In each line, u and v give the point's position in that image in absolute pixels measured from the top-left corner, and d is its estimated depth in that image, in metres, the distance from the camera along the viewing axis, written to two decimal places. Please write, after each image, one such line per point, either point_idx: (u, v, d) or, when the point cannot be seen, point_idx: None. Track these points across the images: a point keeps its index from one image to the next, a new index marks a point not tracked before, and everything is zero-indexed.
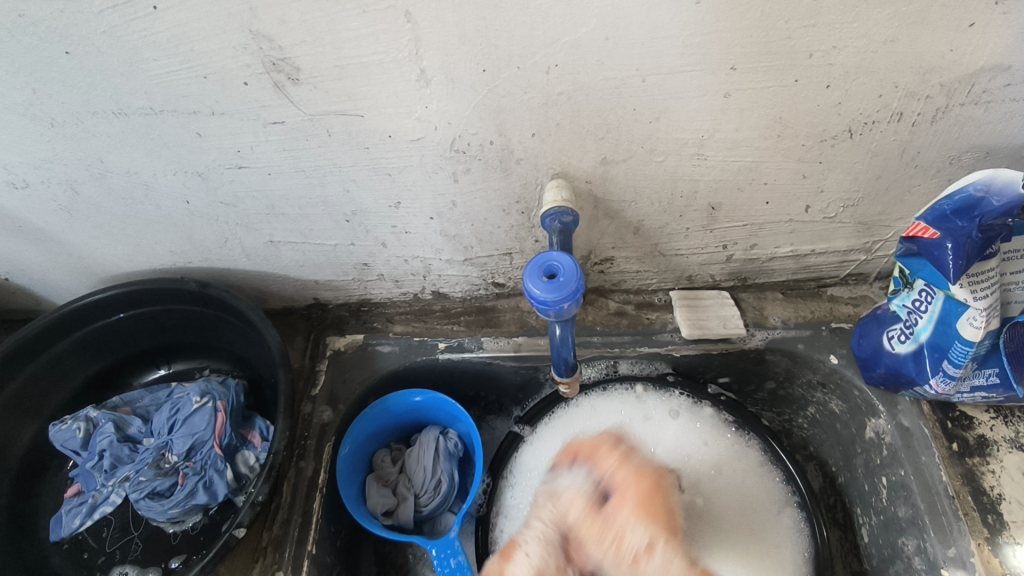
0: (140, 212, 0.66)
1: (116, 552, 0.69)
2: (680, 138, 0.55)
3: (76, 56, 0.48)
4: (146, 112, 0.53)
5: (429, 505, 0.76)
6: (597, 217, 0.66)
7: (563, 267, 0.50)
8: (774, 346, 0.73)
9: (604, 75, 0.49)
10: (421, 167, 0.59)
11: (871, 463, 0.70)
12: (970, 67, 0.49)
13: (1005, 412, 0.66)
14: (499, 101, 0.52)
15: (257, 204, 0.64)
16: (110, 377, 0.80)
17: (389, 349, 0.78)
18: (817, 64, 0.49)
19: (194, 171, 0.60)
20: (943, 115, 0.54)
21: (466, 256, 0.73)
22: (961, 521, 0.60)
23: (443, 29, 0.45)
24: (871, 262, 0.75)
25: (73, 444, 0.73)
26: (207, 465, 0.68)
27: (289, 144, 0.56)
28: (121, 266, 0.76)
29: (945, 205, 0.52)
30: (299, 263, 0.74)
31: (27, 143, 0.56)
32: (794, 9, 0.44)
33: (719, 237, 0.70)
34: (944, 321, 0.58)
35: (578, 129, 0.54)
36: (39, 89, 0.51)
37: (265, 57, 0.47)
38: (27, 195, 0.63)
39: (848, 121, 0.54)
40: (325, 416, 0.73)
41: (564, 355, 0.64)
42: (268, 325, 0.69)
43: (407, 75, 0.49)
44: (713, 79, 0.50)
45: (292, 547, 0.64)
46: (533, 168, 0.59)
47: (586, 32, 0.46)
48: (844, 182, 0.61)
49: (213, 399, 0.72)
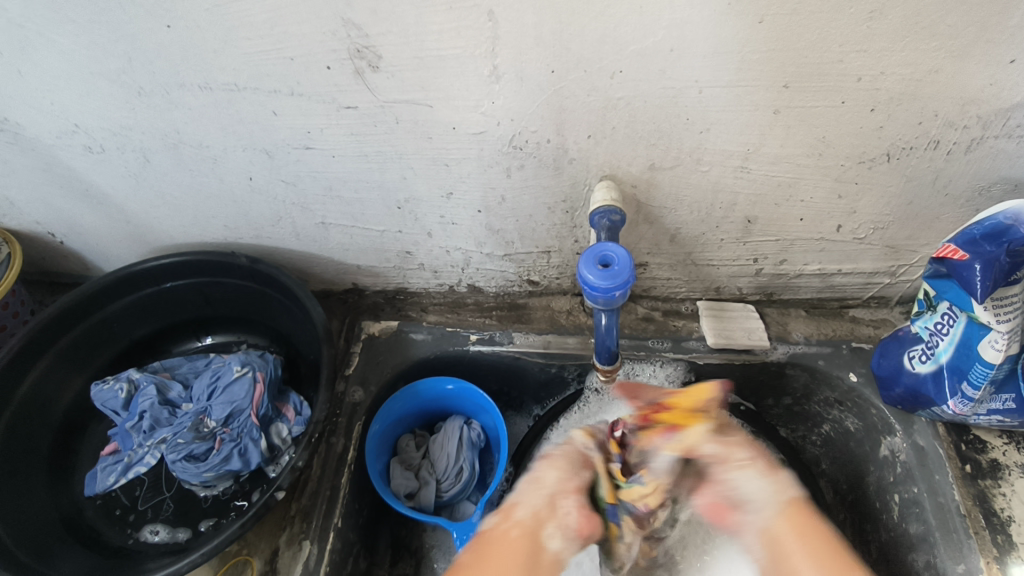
0: (204, 185, 0.69)
1: (148, 511, 0.72)
2: (726, 149, 0.59)
3: (176, 30, 0.51)
4: (229, 88, 0.56)
5: (450, 491, 0.78)
6: (637, 222, 0.69)
7: (618, 258, 0.53)
8: (795, 361, 0.76)
9: (664, 84, 0.53)
10: (478, 160, 0.62)
11: (883, 481, 0.72)
12: (1006, 102, 0.53)
13: (1018, 438, 0.68)
14: (562, 102, 0.55)
15: (317, 185, 0.67)
16: (153, 343, 0.83)
17: (422, 338, 0.80)
18: (864, 88, 0.52)
19: (263, 148, 0.63)
20: (977, 146, 0.57)
21: (505, 251, 0.76)
22: (972, 539, 0.62)
23: (521, 30, 0.49)
24: (894, 286, 0.77)
25: (113, 404, 0.75)
26: (243, 434, 0.71)
27: (357, 129, 0.60)
28: (174, 237, 0.79)
29: (975, 230, 0.55)
30: (345, 246, 0.77)
31: (111, 108, 0.60)
32: (848, 34, 0.48)
33: (751, 250, 0.73)
34: (966, 344, 0.61)
35: (634, 135, 0.58)
36: (136, 58, 0.54)
37: (351, 44, 0.51)
38: (100, 160, 0.66)
39: (887, 145, 0.58)
40: (357, 395, 0.76)
41: (608, 344, 0.66)
42: (315, 302, 0.72)
43: (480, 71, 0.52)
44: (766, 96, 0.53)
45: (320, 518, 0.67)
46: (584, 169, 0.62)
47: (654, 41, 0.49)
48: (877, 205, 0.65)
49: (253, 369, 0.75)
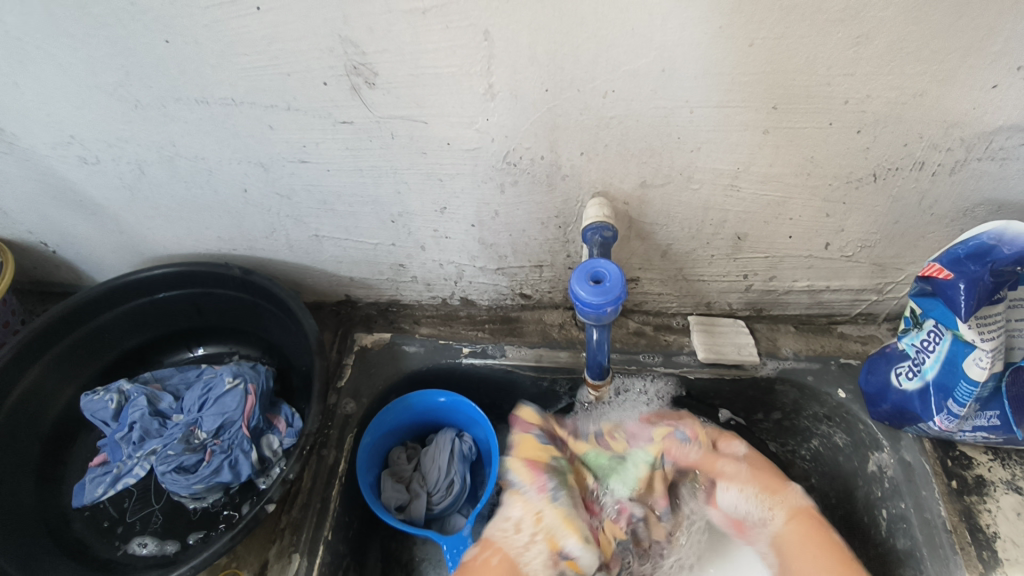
0: (199, 197, 0.69)
1: (136, 523, 0.72)
2: (716, 168, 0.60)
3: (175, 45, 0.52)
4: (227, 102, 0.57)
5: (440, 504, 0.78)
6: (629, 238, 0.70)
7: (609, 274, 0.54)
8: (784, 376, 0.76)
9: (655, 104, 0.53)
10: (472, 175, 0.63)
11: (871, 496, 0.72)
12: (988, 126, 0.54)
13: (1002, 454, 0.69)
14: (555, 120, 0.56)
15: (312, 198, 0.68)
16: (144, 354, 0.83)
17: (414, 350, 0.81)
18: (851, 110, 0.53)
19: (258, 161, 0.63)
20: (961, 167, 0.58)
21: (498, 265, 0.76)
22: (958, 555, 0.62)
23: (516, 50, 0.50)
24: (882, 303, 0.78)
25: (103, 414, 0.75)
26: (234, 445, 0.71)
27: (352, 144, 0.60)
28: (167, 248, 0.79)
29: (959, 250, 0.56)
30: (338, 258, 0.78)
31: (107, 121, 0.60)
32: (835, 58, 0.49)
33: (740, 266, 0.74)
34: (951, 362, 0.61)
35: (625, 154, 0.59)
36: (134, 72, 0.55)
37: (348, 61, 0.52)
38: (95, 171, 0.66)
39: (873, 166, 0.59)
40: (348, 408, 0.76)
41: (599, 359, 0.67)
42: (308, 315, 0.72)
43: (475, 88, 0.53)
44: (755, 117, 0.54)
45: (309, 530, 0.67)
46: (576, 185, 0.63)
47: (645, 63, 0.50)
48: (864, 223, 0.66)
49: (245, 381, 0.75)
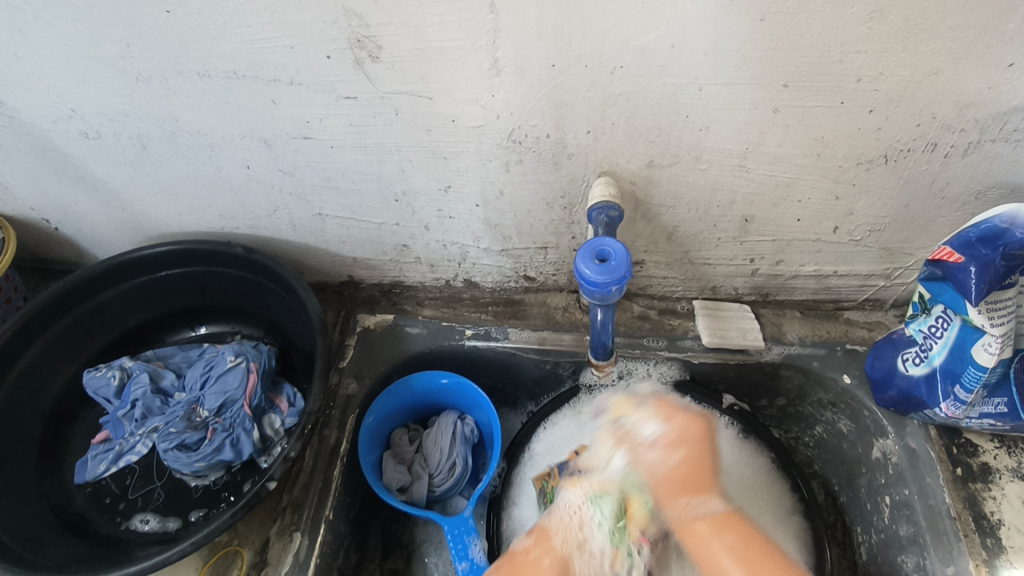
0: (201, 174, 0.69)
1: (138, 500, 0.72)
2: (725, 148, 0.59)
3: (175, 16, 0.51)
4: (229, 76, 0.56)
5: (441, 486, 0.78)
6: (635, 219, 0.69)
7: (614, 253, 0.54)
8: (789, 361, 0.76)
9: (664, 81, 0.53)
10: (476, 154, 0.62)
11: (874, 483, 0.72)
12: (1003, 106, 0.53)
13: (1009, 442, 0.68)
14: (562, 96, 0.55)
15: (314, 175, 0.67)
16: (146, 332, 0.83)
17: (418, 332, 0.80)
18: (863, 89, 0.52)
19: (261, 137, 0.63)
20: (975, 149, 0.57)
21: (503, 246, 0.75)
22: (961, 542, 0.62)
23: (522, 23, 0.49)
24: (889, 289, 0.78)
25: (106, 392, 0.75)
26: (236, 424, 0.71)
27: (356, 120, 0.59)
28: (169, 226, 0.78)
29: (971, 233, 0.55)
30: (342, 238, 0.77)
31: (108, 94, 0.60)
32: (849, 34, 0.48)
33: (748, 250, 0.73)
34: (959, 347, 0.61)
35: (633, 131, 0.58)
36: (135, 43, 0.54)
37: (352, 33, 0.51)
38: (97, 146, 0.66)
39: (885, 147, 0.58)
40: (350, 388, 0.76)
41: (604, 339, 0.67)
42: (310, 293, 0.71)
43: (481, 63, 0.52)
44: (766, 95, 0.53)
45: (311, 510, 0.67)
46: (583, 164, 0.62)
47: (655, 38, 0.49)
48: (874, 206, 0.65)
49: (247, 360, 0.75)
